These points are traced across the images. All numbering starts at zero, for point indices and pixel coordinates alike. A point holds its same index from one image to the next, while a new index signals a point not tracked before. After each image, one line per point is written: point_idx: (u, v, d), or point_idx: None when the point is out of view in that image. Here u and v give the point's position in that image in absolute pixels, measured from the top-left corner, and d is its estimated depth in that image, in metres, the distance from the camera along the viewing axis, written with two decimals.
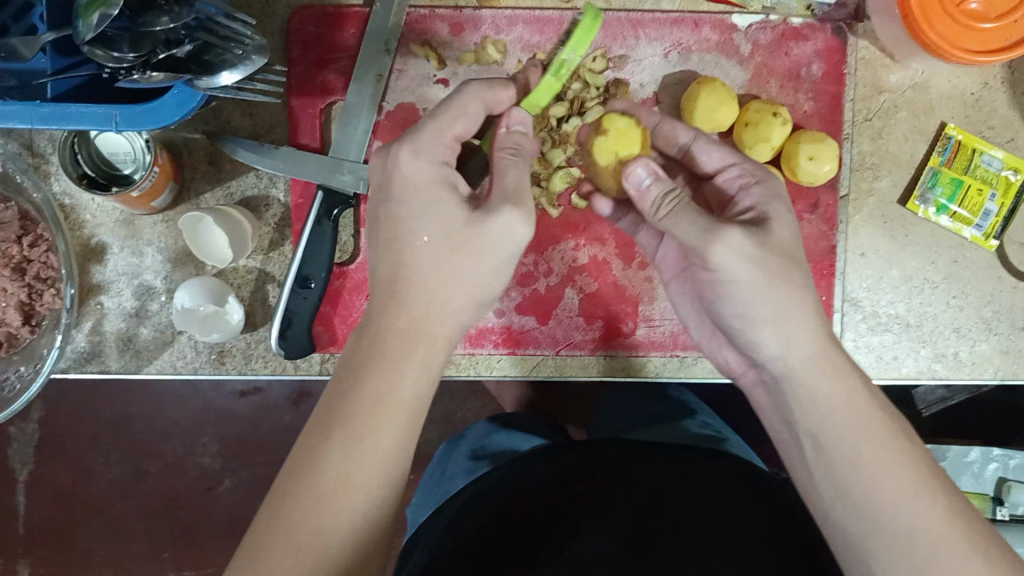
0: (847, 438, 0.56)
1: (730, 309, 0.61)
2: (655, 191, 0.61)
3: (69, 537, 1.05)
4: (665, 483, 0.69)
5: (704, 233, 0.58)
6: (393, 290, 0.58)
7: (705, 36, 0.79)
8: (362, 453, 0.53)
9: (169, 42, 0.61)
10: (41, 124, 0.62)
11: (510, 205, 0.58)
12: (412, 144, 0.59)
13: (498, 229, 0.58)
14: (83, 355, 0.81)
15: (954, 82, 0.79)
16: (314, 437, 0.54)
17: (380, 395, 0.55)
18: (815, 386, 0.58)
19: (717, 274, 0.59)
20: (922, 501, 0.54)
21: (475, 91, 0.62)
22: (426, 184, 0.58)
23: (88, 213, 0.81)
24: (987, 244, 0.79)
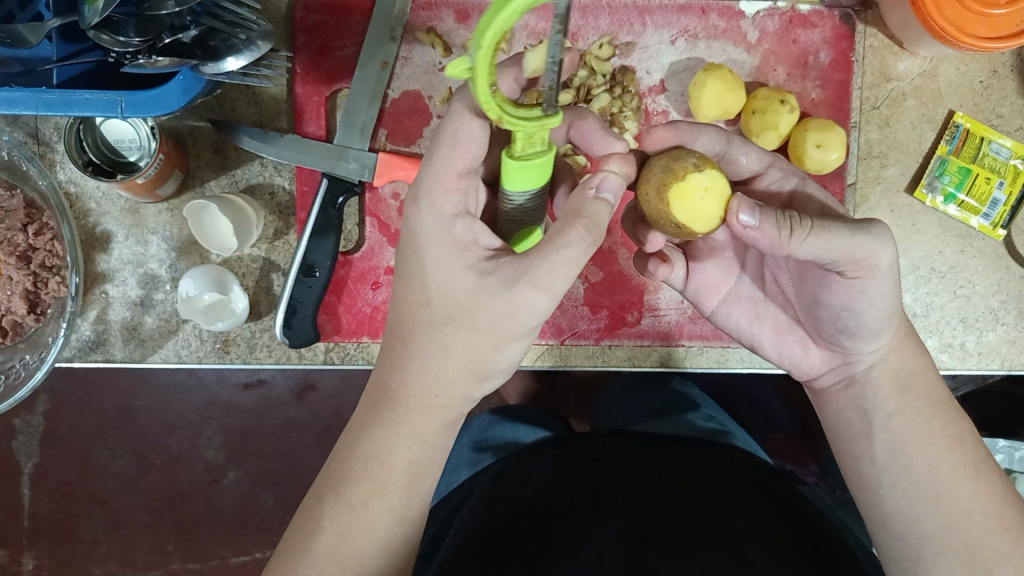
0: (916, 418, 0.60)
1: (851, 315, 0.58)
2: (772, 224, 0.53)
3: (74, 531, 1.05)
4: (687, 489, 0.67)
5: (864, 243, 0.53)
6: (399, 350, 0.58)
7: (712, 23, 0.79)
8: (350, 518, 0.57)
9: (175, 28, 0.61)
10: (46, 111, 0.62)
11: (530, 285, 0.51)
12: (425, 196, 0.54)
13: (518, 305, 0.52)
14: (89, 344, 0.81)
15: (963, 70, 0.79)
16: (324, 487, 0.59)
17: (377, 465, 0.57)
18: (897, 358, 0.62)
19: (856, 281, 0.55)
20: (977, 482, 0.58)
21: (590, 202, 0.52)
22: (438, 234, 0.54)
23: (94, 201, 0.80)
24: (994, 234, 0.79)
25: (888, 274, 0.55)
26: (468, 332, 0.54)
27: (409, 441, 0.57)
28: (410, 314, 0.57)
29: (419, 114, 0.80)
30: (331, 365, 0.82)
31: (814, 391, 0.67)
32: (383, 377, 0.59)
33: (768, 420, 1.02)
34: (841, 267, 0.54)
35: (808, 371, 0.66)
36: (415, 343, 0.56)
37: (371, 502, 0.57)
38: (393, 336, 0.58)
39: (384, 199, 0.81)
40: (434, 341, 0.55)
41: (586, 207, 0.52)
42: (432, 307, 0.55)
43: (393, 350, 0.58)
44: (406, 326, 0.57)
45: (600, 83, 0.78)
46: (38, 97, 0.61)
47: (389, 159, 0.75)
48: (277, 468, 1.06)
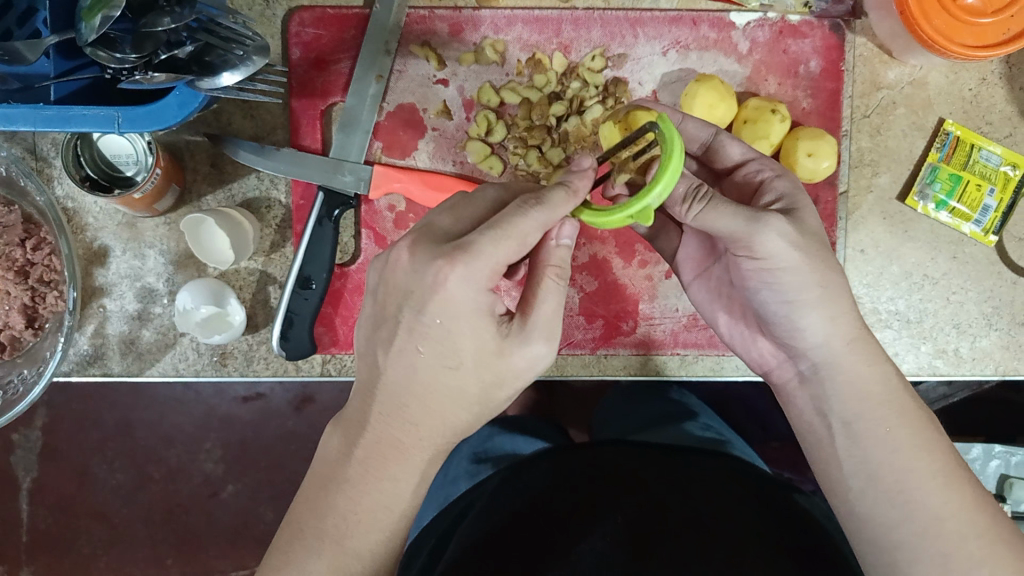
0: (877, 427, 0.59)
1: (772, 296, 0.61)
2: (684, 191, 0.58)
3: (73, 545, 1.05)
4: (672, 489, 0.68)
5: (750, 224, 0.57)
6: (404, 403, 0.56)
7: (703, 34, 0.80)
8: (341, 568, 0.57)
9: (170, 43, 0.62)
10: (44, 126, 0.62)
11: (543, 337, 0.56)
12: (464, 267, 0.52)
13: (525, 359, 0.56)
14: (87, 358, 0.81)
15: (952, 78, 0.79)
16: (304, 525, 0.59)
17: (370, 516, 0.58)
18: (853, 370, 0.61)
19: (763, 263, 0.59)
20: (947, 491, 0.57)
21: (541, 219, 0.53)
22: (465, 314, 0.53)
23: (91, 216, 0.81)
24: (986, 240, 0.79)
25: (792, 256, 0.58)
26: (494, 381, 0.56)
27: (405, 483, 0.58)
28: (420, 371, 0.55)
29: (414, 126, 0.80)
30: (328, 377, 0.83)
31: (773, 381, 0.68)
32: (377, 426, 0.57)
33: (766, 428, 1.02)
34: (734, 247, 0.59)
35: (760, 360, 0.68)
36: (431, 402, 0.56)
37: (355, 551, 0.58)
38: (399, 389, 0.56)
39: (380, 211, 0.81)
40: (443, 399, 0.56)
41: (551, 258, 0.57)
42: (465, 372, 0.55)
43: (394, 400, 0.56)
44: (413, 381, 0.55)
45: (593, 95, 0.79)
46: (36, 113, 0.62)
47: (385, 171, 0.76)
48: (276, 481, 1.07)
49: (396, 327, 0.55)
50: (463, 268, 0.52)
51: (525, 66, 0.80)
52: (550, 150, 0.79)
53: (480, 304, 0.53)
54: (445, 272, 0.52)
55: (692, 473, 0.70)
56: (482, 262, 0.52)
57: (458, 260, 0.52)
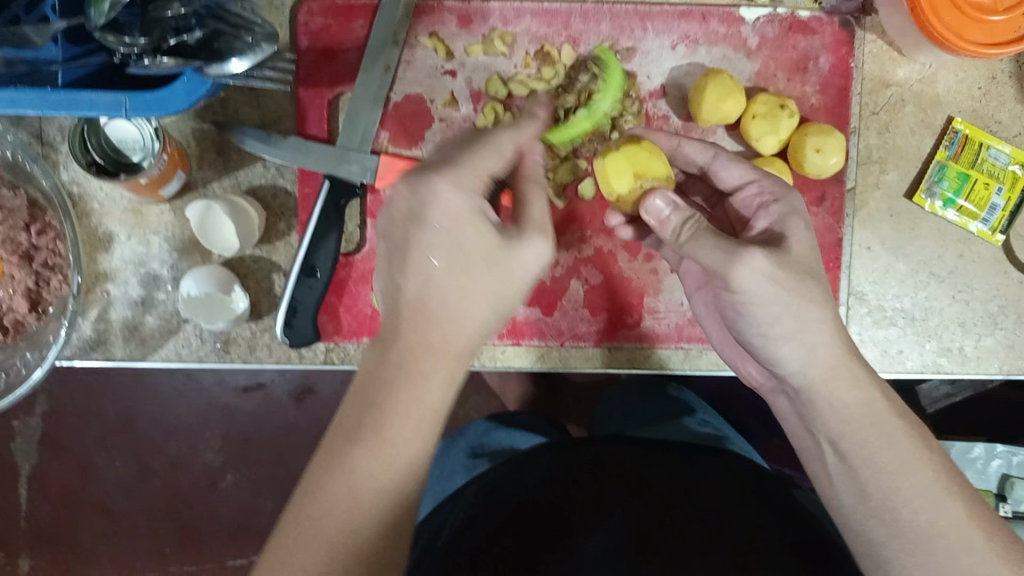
0: (862, 446, 0.57)
1: (749, 326, 0.61)
2: (675, 219, 0.63)
3: (72, 533, 1.05)
4: (674, 487, 0.68)
5: (727, 257, 0.58)
6: (426, 309, 0.54)
7: (713, 29, 0.79)
8: (388, 462, 0.51)
9: (179, 29, 0.61)
10: (50, 110, 0.62)
11: (541, 234, 0.57)
12: (452, 175, 0.54)
13: (527, 259, 0.56)
14: (88, 343, 0.81)
15: (961, 76, 0.79)
16: (345, 424, 0.52)
17: (413, 410, 0.52)
18: (835, 395, 0.59)
19: (739, 295, 0.59)
20: (940, 505, 0.54)
21: (509, 135, 0.59)
22: (461, 219, 0.54)
23: (96, 201, 0.81)
24: (993, 239, 0.79)
25: (769, 281, 0.58)
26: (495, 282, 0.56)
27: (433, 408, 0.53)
28: (439, 280, 0.54)
29: (421, 117, 0.80)
30: (331, 366, 0.83)
31: (763, 395, 0.69)
32: (407, 330, 0.54)
33: (768, 426, 1.02)
34: (715, 276, 0.60)
35: (754, 375, 0.71)
36: (455, 304, 0.55)
37: (404, 459, 0.51)
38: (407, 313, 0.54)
39: (385, 201, 0.82)
40: (469, 305, 0.55)
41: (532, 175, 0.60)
42: (476, 274, 0.55)
43: (417, 305, 0.54)
44: (435, 283, 0.54)
45: None
46: (44, 98, 0.61)
47: (391, 160, 0.76)
48: (276, 471, 1.07)
49: (406, 247, 0.55)
50: (450, 173, 0.54)
51: (533, 58, 0.80)
52: (557, 143, 0.79)
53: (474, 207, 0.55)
54: (437, 183, 0.54)
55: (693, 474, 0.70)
56: (465, 168, 0.55)
57: (445, 168, 0.55)
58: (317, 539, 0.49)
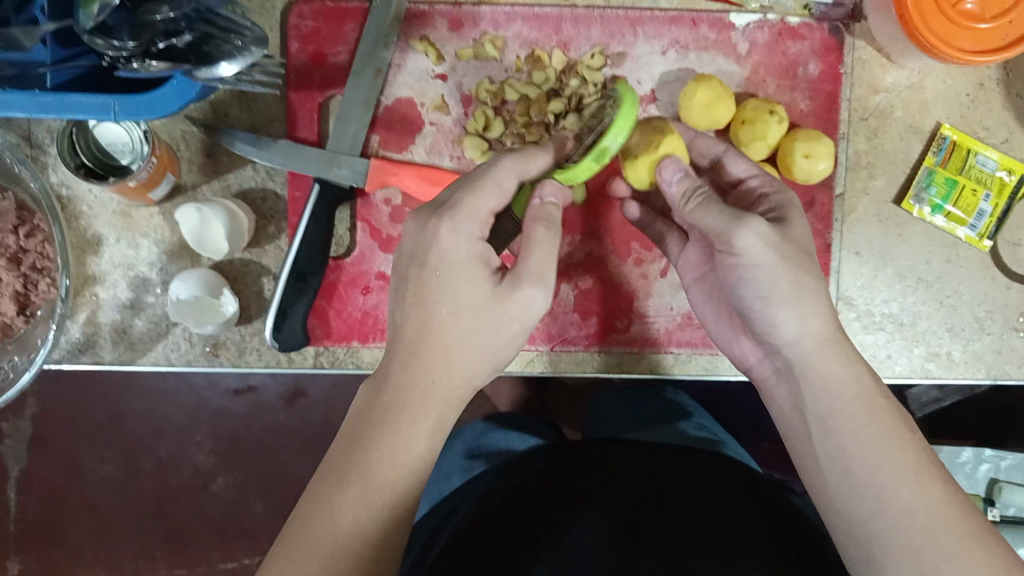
0: (849, 425, 0.57)
1: (747, 292, 0.62)
2: (685, 186, 0.64)
3: (61, 536, 1.05)
4: (662, 484, 0.69)
5: (729, 221, 0.59)
6: (420, 345, 0.58)
7: (702, 34, 0.80)
8: (372, 504, 0.54)
9: (169, 32, 0.60)
10: (40, 113, 0.62)
11: (535, 283, 0.59)
12: (451, 220, 0.58)
13: (521, 306, 0.59)
14: (78, 346, 0.81)
15: (949, 83, 0.80)
16: (334, 468, 0.55)
17: (394, 454, 0.55)
18: (826, 367, 0.59)
19: (739, 261, 0.60)
20: (920, 485, 0.55)
21: (511, 166, 0.60)
22: (462, 262, 0.58)
23: (85, 204, 0.81)
24: (980, 245, 0.79)
25: (765, 254, 0.59)
26: (495, 329, 0.59)
27: (426, 433, 0.57)
28: (427, 317, 0.58)
29: (412, 121, 0.80)
30: (321, 369, 0.82)
31: (756, 380, 0.69)
32: (398, 372, 0.58)
33: (758, 430, 1.02)
34: (715, 244, 0.61)
35: (743, 357, 0.70)
36: (444, 347, 0.58)
37: (384, 488, 0.54)
38: (415, 340, 0.58)
39: (376, 205, 0.81)
40: (462, 343, 0.58)
41: (536, 213, 0.60)
42: (478, 327, 0.58)
43: (409, 347, 0.58)
44: (432, 324, 0.58)
45: (592, 93, 0.79)
46: (32, 100, 0.61)
47: (381, 166, 0.76)
48: (267, 475, 1.06)
49: (405, 282, 0.59)
50: (450, 219, 0.58)
51: (524, 62, 0.80)
52: (548, 147, 0.78)
53: (475, 252, 0.58)
54: (440, 229, 0.58)
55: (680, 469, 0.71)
56: (465, 211, 0.58)
57: (446, 213, 0.58)
58: (309, 552, 0.52)
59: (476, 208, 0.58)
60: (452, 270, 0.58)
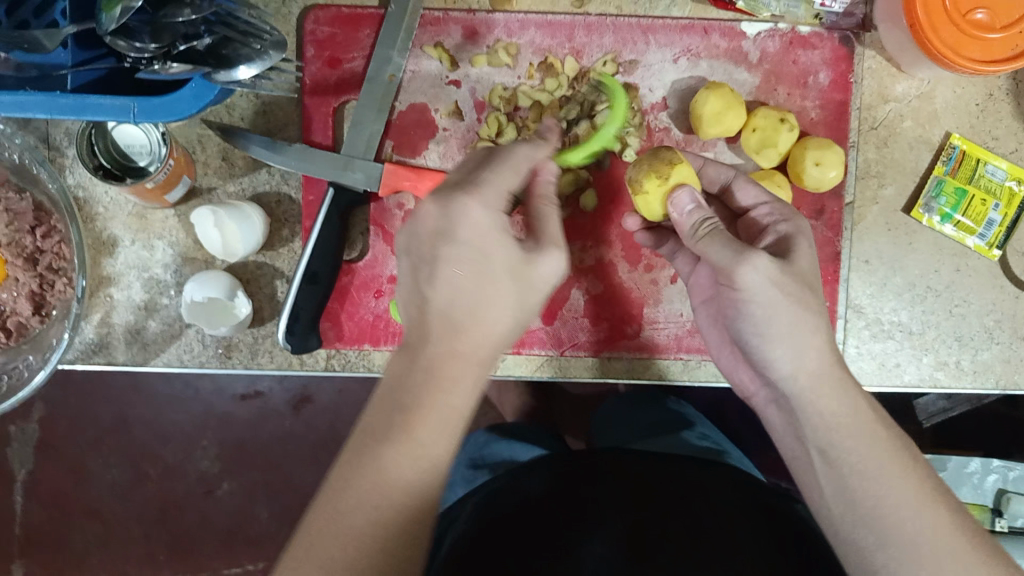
0: (850, 454, 0.57)
1: (749, 327, 0.62)
2: (695, 216, 0.65)
3: (67, 539, 1.05)
4: (675, 502, 0.68)
5: (734, 256, 0.59)
6: (455, 314, 0.55)
7: (714, 43, 0.80)
8: (418, 458, 0.51)
9: (189, 35, 0.62)
10: (59, 114, 0.63)
11: (553, 245, 0.59)
12: (480, 196, 0.56)
13: (546, 269, 0.58)
14: (92, 346, 0.81)
15: (959, 93, 0.80)
16: (374, 431, 0.52)
17: (434, 407, 0.52)
18: (823, 403, 0.59)
19: (741, 295, 0.61)
20: (924, 510, 0.54)
21: (525, 152, 0.61)
22: (488, 239, 0.56)
23: (102, 206, 0.81)
24: (990, 254, 0.80)
25: (770, 287, 0.59)
26: (524, 288, 0.57)
27: (468, 391, 0.54)
28: (463, 288, 0.55)
29: (425, 126, 0.81)
30: (331, 372, 0.83)
31: (755, 408, 0.70)
32: (437, 342, 0.54)
33: (765, 439, 1.02)
34: (719, 275, 0.62)
35: (746, 382, 0.71)
36: (481, 312, 0.55)
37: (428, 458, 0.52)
38: (446, 311, 0.55)
39: (389, 210, 0.82)
40: (495, 307, 0.56)
41: (542, 191, 0.62)
42: (506, 287, 0.56)
43: (446, 317, 0.55)
44: (462, 296, 0.55)
45: (604, 99, 0.80)
46: (52, 102, 0.62)
47: (395, 170, 0.76)
48: (273, 480, 1.07)
49: (433, 263, 0.56)
50: (478, 195, 0.56)
51: (536, 70, 0.81)
52: (559, 153, 0.79)
53: (499, 225, 0.56)
54: (469, 207, 0.55)
55: (689, 475, 0.70)
56: (491, 186, 0.57)
57: (473, 189, 0.56)
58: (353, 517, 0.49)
59: (500, 186, 0.57)
60: (476, 248, 0.56)
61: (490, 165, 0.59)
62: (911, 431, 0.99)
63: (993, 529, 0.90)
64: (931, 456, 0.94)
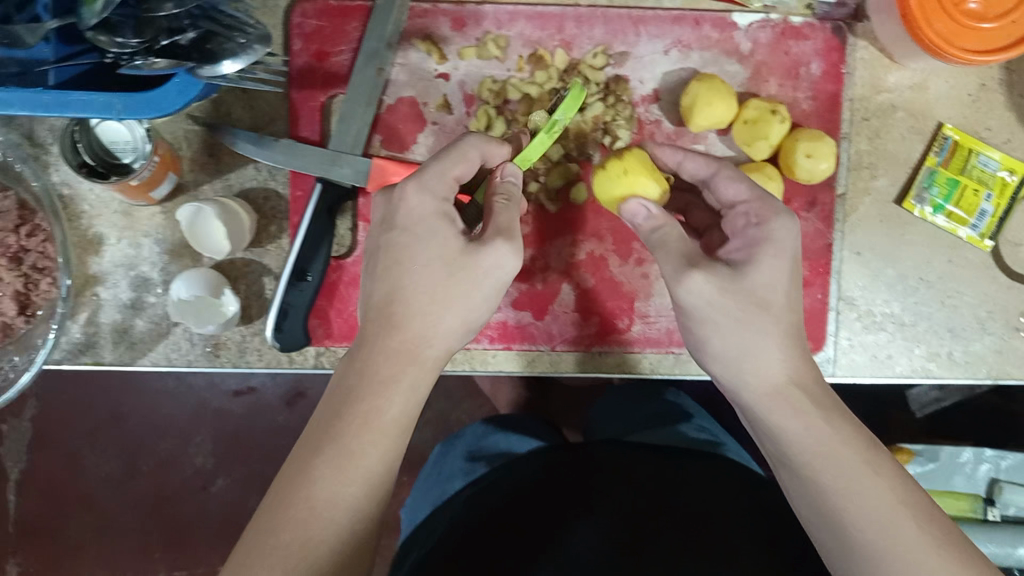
0: (813, 463, 0.56)
1: (702, 340, 0.64)
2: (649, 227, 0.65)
3: (60, 537, 1.04)
4: (664, 495, 0.67)
5: (675, 271, 0.61)
6: (393, 308, 0.60)
7: (705, 34, 0.80)
8: (347, 478, 0.53)
9: (172, 30, 0.60)
10: (42, 111, 0.62)
11: (503, 238, 0.61)
12: (418, 180, 0.61)
13: (490, 260, 0.61)
14: (78, 346, 0.80)
15: (952, 83, 0.80)
16: (319, 446, 0.55)
17: (368, 426, 0.56)
18: (774, 417, 0.59)
19: (687, 314, 0.62)
20: (890, 519, 0.53)
21: (475, 142, 0.64)
22: (427, 220, 0.61)
23: (87, 204, 0.80)
24: (982, 244, 0.80)
25: (710, 307, 0.61)
26: (469, 289, 0.61)
27: (400, 400, 0.57)
28: (415, 292, 0.60)
29: (414, 120, 0.80)
30: (321, 369, 0.82)
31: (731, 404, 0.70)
32: (374, 329, 0.60)
33: None
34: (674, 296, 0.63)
35: None
36: (423, 313, 0.60)
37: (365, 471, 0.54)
38: (387, 302, 0.60)
39: None
40: (437, 310, 0.60)
41: (497, 189, 0.65)
42: (433, 266, 0.60)
43: (384, 310, 0.60)
44: (407, 286, 0.60)
45: (595, 92, 0.79)
46: (35, 97, 0.61)
47: (383, 165, 0.76)
48: (268, 476, 1.06)
49: (378, 251, 0.62)
50: (417, 180, 0.61)
51: (526, 62, 0.80)
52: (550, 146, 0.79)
53: (442, 211, 0.61)
54: (408, 190, 0.61)
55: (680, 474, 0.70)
56: (431, 173, 0.62)
57: (413, 175, 0.62)
58: (285, 537, 0.51)
59: (442, 172, 0.62)
60: (417, 232, 0.61)
61: (437, 154, 0.63)
62: (904, 422, 0.99)
63: (985, 519, 0.90)
64: (924, 447, 0.95)
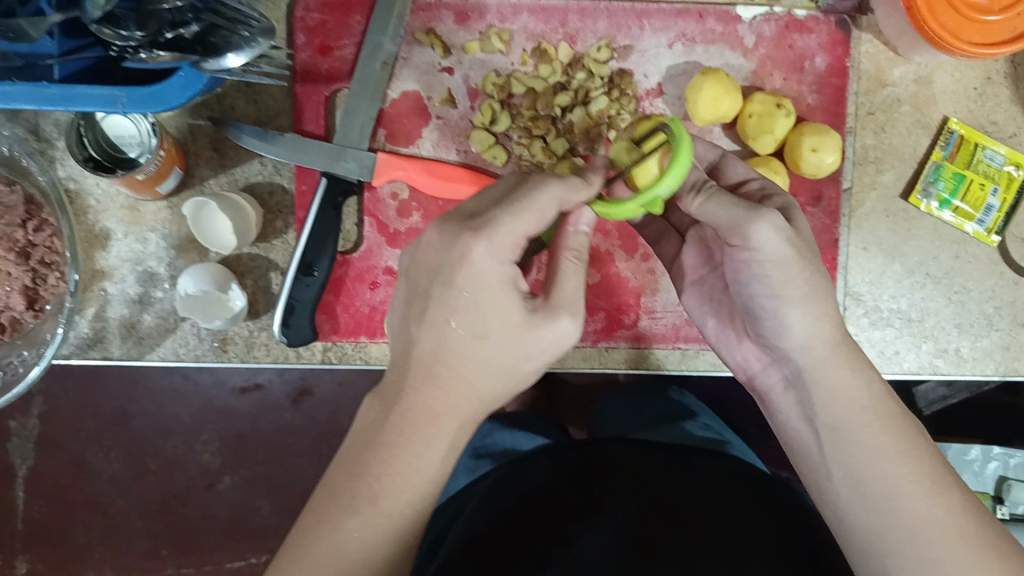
0: (865, 427, 0.55)
1: (759, 289, 0.59)
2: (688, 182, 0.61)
3: (68, 535, 1.05)
4: (673, 495, 0.67)
5: (745, 212, 0.57)
6: (440, 367, 0.54)
7: (709, 28, 0.80)
8: (378, 528, 0.52)
9: (175, 23, 0.61)
10: (47, 105, 0.62)
11: (568, 314, 0.56)
12: (488, 240, 0.53)
13: (552, 335, 0.56)
14: (86, 341, 0.81)
15: (957, 76, 0.79)
16: (339, 491, 0.53)
17: (404, 477, 0.53)
18: (836, 375, 0.57)
19: (751, 254, 0.58)
20: (933, 494, 0.53)
21: (556, 191, 0.54)
22: (494, 288, 0.54)
23: (94, 199, 0.81)
24: (988, 240, 0.79)
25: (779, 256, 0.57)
26: (523, 352, 0.56)
27: (440, 456, 0.54)
28: (458, 339, 0.54)
29: (418, 114, 0.80)
30: (328, 365, 0.82)
31: (755, 386, 0.65)
32: (413, 395, 0.54)
33: (765, 430, 1.02)
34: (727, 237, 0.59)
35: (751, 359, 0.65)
36: (466, 372, 0.54)
37: (390, 520, 0.52)
38: (432, 361, 0.54)
39: (382, 199, 0.81)
40: (479, 368, 0.54)
41: (569, 242, 0.59)
42: (491, 342, 0.54)
43: (428, 367, 0.54)
44: (454, 351, 0.54)
45: (598, 85, 0.79)
46: (40, 92, 0.61)
47: (388, 159, 0.77)
48: (274, 473, 1.06)
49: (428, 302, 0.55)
50: (487, 239, 0.53)
51: (530, 56, 0.80)
52: (554, 140, 0.78)
53: (507, 277, 0.54)
54: (474, 249, 0.53)
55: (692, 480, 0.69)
56: (504, 232, 0.53)
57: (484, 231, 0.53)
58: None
59: (515, 231, 0.53)
60: (480, 297, 0.54)
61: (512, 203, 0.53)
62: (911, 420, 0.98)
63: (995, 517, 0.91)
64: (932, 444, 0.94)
